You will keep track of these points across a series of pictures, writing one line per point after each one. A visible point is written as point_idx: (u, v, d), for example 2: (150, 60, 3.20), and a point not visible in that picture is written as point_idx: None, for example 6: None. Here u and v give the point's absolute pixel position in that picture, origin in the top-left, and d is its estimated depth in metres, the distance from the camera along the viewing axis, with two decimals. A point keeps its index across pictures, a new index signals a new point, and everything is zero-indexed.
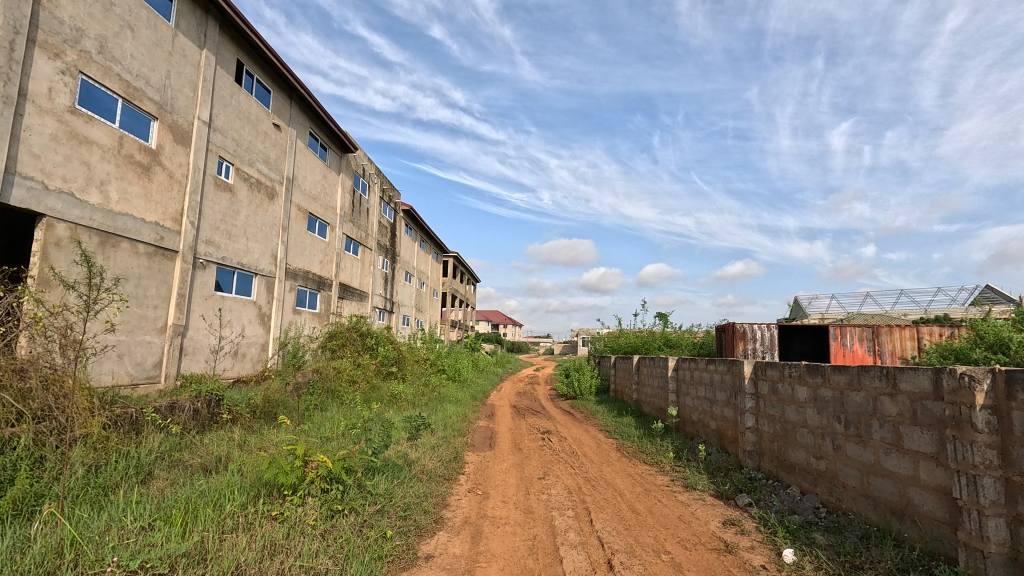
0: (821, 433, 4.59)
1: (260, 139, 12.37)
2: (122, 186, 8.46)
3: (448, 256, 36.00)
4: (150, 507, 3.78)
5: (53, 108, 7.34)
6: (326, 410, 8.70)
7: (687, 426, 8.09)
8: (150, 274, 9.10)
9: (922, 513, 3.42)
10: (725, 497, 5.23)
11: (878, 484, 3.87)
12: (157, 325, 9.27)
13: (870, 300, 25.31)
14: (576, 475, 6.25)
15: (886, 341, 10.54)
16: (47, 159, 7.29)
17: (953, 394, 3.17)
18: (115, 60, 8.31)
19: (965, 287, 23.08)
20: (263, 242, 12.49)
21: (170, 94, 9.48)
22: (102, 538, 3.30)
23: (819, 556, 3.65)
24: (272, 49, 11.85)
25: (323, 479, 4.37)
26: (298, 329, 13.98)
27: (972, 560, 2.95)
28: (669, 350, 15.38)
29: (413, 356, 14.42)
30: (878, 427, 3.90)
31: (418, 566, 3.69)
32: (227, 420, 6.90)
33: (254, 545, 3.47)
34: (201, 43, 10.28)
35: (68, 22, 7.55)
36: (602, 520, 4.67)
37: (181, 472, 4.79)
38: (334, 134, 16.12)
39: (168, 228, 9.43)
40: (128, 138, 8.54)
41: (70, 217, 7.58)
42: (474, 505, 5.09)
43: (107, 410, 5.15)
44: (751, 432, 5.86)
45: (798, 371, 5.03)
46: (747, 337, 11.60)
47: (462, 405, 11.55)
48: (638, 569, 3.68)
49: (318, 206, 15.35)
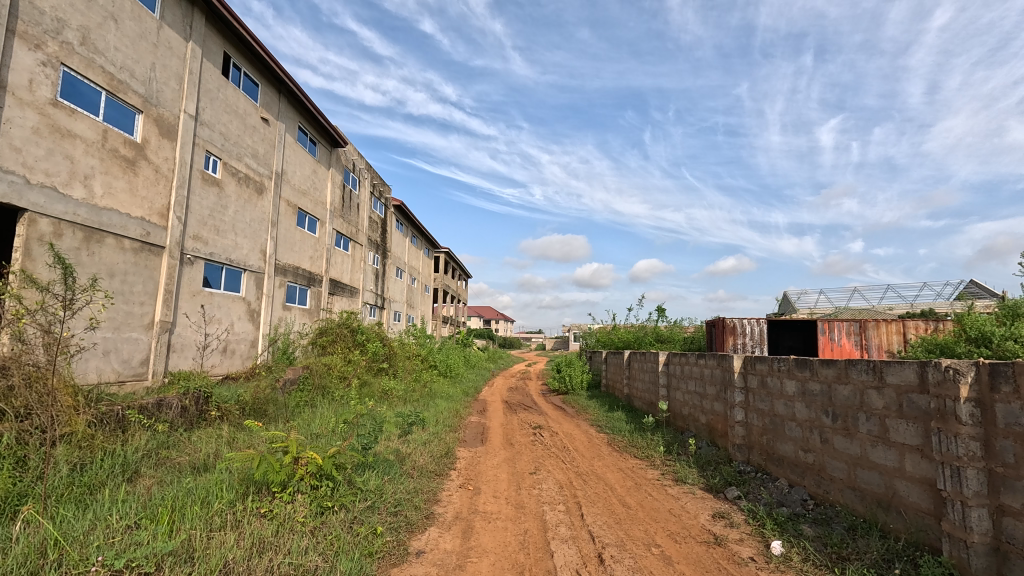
0: (809, 426, 4.64)
1: (248, 133, 12.20)
2: (106, 180, 8.30)
3: (439, 252, 35.94)
4: (136, 506, 3.72)
5: (34, 100, 7.17)
6: (316, 406, 8.63)
7: (677, 420, 8.14)
8: (136, 270, 8.95)
9: (908, 505, 3.47)
10: (715, 490, 5.28)
11: (865, 476, 3.92)
12: (144, 321, 9.14)
13: (858, 296, 25.65)
14: (567, 470, 6.26)
15: (873, 335, 10.67)
16: (29, 152, 7.13)
17: (938, 387, 3.20)
18: (99, 52, 8.15)
19: (950, 283, 23.44)
20: (252, 237, 12.35)
21: (156, 87, 9.31)
22: (87, 537, 3.24)
23: (806, 548, 3.70)
24: (260, 41, 11.66)
25: (313, 476, 4.35)
26: (287, 325, 13.89)
27: (956, 551, 2.99)
28: (660, 345, 15.49)
29: (405, 353, 14.39)
30: (864, 420, 3.95)
31: (408, 563, 3.67)
32: (215, 417, 6.83)
33: (243, 543, 3.43)
34: (186, 34, 10.09)
35: (49, 12, 7.38)
36: (593, 515, 4.68)
37: (168, 470, 4.73)
38: (324, 129, 15.94)
39: (154, 224, 9.27)
40: (113, 131, 8.38)
41: (53, 212, 7.43)
42: (465, 501, 5.09)
43: (92, 408, 5.05)
44: (740, 426, 5.91)
45: (787, 365, 5.08)
46: (737, 332, 11.75)
47: (453, 401, 11.53)
48: (629, 563, 3.69)
49: (307, 202, 15.19)
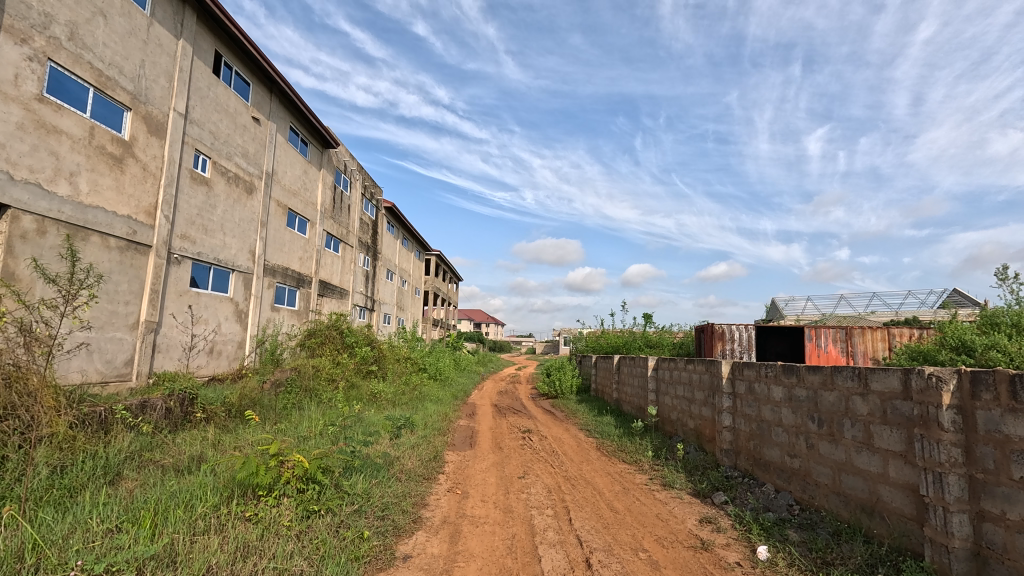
0: (796, 432, 4.68)
1: (239, 132, 12.08)
2: (92, 177, 8.17)
3: (430, 254, 35.93)
4: (117, 509, 3.65)
5: (19, 96, 7.04)
6: (304, 408, 8.57)
7: (665, 424, 8.19)
8: (121, 270, 8.81)
9: (891, 510, 3.51)
10: (702, 495, 5.31)
11: (849, 481, 3.96)
12: (129, 321, 8.99)
13: (845, 303, 25.95)
14: (556, 474, 6.27)
15: (859, 342, 10.80)
16: (13, 148, 6.99)
17: (921, 394, 3.24)
18: (87, 48, 8.03)
19: (936, 291, 23.77)
20: (241, 237, 12.21)
21: (144, 84, 9.19)
22: (66, 542, 3.16)
23: (792, 552, 3.72)
24: (251, 40, 11.54)
25: (299, 479, 4.30)
26: (275, 326, 13.72)
27: (937, 556, 3.02)
28: (649, 351, 15.57)
29: (394, 356, 14.26)
30: (849, 426, 4.00)
31: (395, 567, 3.64)
32: (200, 419, 6.74)
33: (226, 548, 3.38)
34: (177, 32, 9.98)
35: (36, 7, 7.28)
36: (581, 519, 4.68)
37: (152, 472, 4.65)
38: (316, 129, 15.86)
39: (141, 222, 9.14)
40: (99, 129, 8.26)
41: (37, 209, 7.30)
42: (453, 505, 5.06)
43: (74, 409, 4.95)
44: (728, 431, 5.95)
45: (774, 371, 5.13)
46: (725, 337, 11.78)
47: (443, 404, 11.48)
48: (616, 568, 3.69)
49: (297, 202, 15.07)
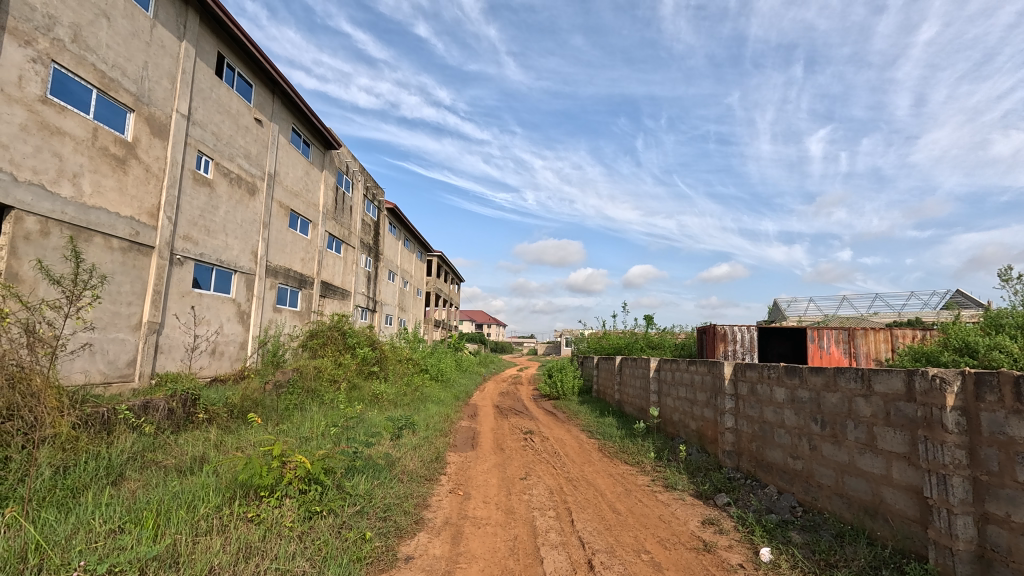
0: (798, 434, 4.67)
1: (241, 133, 12.11)
2: (95, 179, 8.20)
3: (431, 255, 35.96)
4: (120, 510, 3.66)
5: (23, 97, 7.07)
6: (306, 409, 8.58)
7: (667, 425, 8.18)
8: (124, 271, 8.84)
9: (894, 512, 3.50)
10: (705, 497, 5.29)
11: (852, 483, 3.95)
12: (131, 322, 9.01)
13: (847, 304, 25.89)
14: (557, 475, 6.27)
15: (862, 343, 10.77)
16: (16, 149, 7.02)
17: (924, 396, 3.23)
18: (90, 50, 8.07)
19: (938, 292, 23.70)
20: (243, 238, 12.24)
21: (147, 86, 9.22)
22: (69, 542, 3.17)
23: (795, 554, 3.71)
24: (253, 41, 11.57)
25: (301, 480, 4.30)
26: (277, 327, 13.74)
27: (941, 558, 3.01)
28: (651, 352, 15.55)
29: (396, 357, 14.27)
30: (852, 428, 3.99)
31: (397, 568, 3.64)
32: (202, 420, 6.75)
33: (229, 548, 3.38)
34: (180, 34, 10.01)
35: (40, 9, 7.31)
36: (583, 520, 4.68)
37: (154, 473, 4.65)
38: (318, 130, 15.89)
39: (144, 223, 9.17)
40: (103, 130, 8.29)
41: (40, 210, 7.32)
42: (455, 506, 5.06)
43: (77, 410, 4.96)
44: (730, 432, 5.93)
45: (776, 372, 5.12)
46: (727, 338, 11.76)
47: (444, 405, 11.49)
48: (618, 569, 3.68)
49: (299, 203, 15.09)
